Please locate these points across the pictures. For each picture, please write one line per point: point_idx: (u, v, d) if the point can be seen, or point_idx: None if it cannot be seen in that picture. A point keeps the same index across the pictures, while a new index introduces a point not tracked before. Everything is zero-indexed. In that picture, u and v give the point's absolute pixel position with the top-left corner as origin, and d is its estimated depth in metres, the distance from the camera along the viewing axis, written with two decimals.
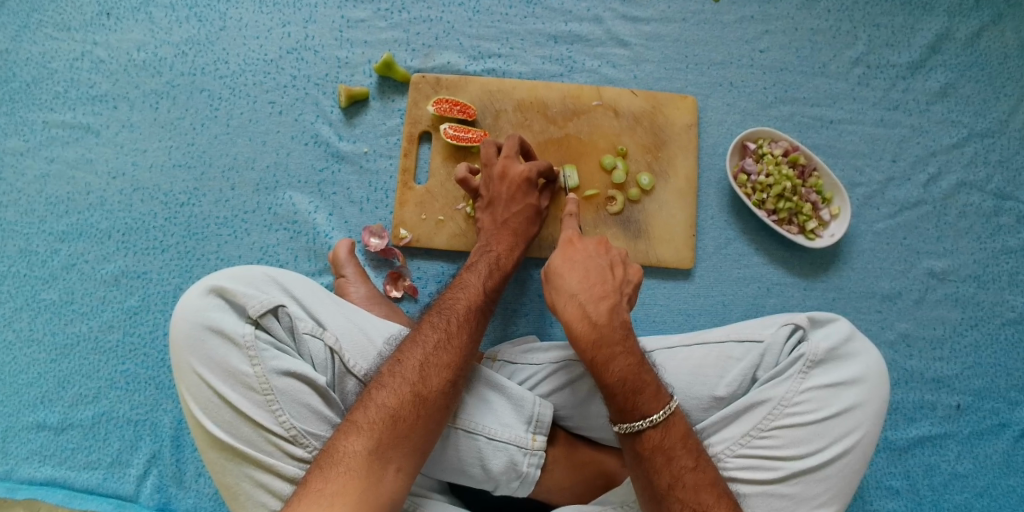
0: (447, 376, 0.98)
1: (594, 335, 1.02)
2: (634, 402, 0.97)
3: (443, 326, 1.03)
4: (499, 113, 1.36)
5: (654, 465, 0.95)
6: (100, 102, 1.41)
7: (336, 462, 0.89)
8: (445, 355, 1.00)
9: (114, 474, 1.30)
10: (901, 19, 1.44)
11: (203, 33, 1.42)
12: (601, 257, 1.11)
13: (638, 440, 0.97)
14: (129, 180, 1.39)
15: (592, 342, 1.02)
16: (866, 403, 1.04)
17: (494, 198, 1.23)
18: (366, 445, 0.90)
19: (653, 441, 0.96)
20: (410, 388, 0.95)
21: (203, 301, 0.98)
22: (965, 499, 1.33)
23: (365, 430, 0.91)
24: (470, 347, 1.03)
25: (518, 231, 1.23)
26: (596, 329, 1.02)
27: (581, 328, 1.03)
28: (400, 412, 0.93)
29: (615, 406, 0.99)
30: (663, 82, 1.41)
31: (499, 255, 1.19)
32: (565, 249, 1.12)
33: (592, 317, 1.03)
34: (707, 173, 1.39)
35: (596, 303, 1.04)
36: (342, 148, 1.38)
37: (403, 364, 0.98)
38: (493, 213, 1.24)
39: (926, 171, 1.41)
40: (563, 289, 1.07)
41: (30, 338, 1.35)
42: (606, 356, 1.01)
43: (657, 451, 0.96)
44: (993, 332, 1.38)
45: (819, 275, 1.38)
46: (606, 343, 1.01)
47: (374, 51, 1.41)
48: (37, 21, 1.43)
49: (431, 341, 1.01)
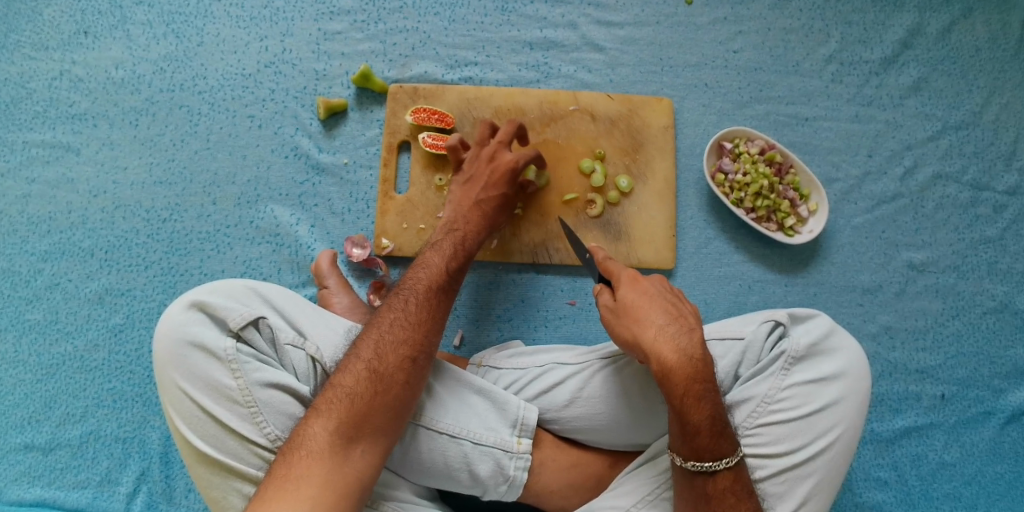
0: (404, 352, 0.99)
1: (690, 370, 0.96)
2: (717, 443, 0.95)
3: (401, 305, 1.04)
4: (477, 121, 1.37)
5: (724, 506, 0.94)
6: (80, 121, 1.42)
7: (297, 445, 0.89)
8: (402, 332, 1.01)
9: (103, 493, 1.30)
10: (872, 16, 1.46)
11: (181, 49, 1.43)
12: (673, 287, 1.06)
13: (711, 481, 0.95)
14: (111, 197, 1.39)
15: (689, 376, 0.96)
16: (848, 398, 1.05)
17: (474, 176, 1.25)
18: (326, 425, 0.91)
19: (724, 483, 0.95)
20: (366, 365, 0.96)
21: (184, 316, 0.98)
22: (953, 488, 1.34)
23: (324, 412, 0.92)
24: (429, 324, 1.03)
25: (487, 214, 1.23)
26: (693, 364, 0.97)
27: (679, 360, 0.96)
28: (357, 389, 0.94)
29: (693, 444, 0.95)
30: (639, 85, 1.42)
31: (465, 236, 1.19)
32: (635, 280, 1.05)
33: (687, 349, 0.97)
34: (685, 173, 1.41)
35: (686, 335, 0.99)
36: (322, 160, 1.39)
37: (360, 345, 0.99)
38: (468, 189, 1.24)
39: (903, 164, 1.42)
40: (647, 322, 1.00)
41: (16, 360, 1.35)
42: (700, 391, 0.95)
43: (727, 492, 0.95)
44: (974, 321, 1.39)
45: (800, 271, 1.39)
46: (700, 377, 0.96)
47: (352, 62, 1.42)
48: (14, 42, 1.43)
49: (387, 320, 1.02)
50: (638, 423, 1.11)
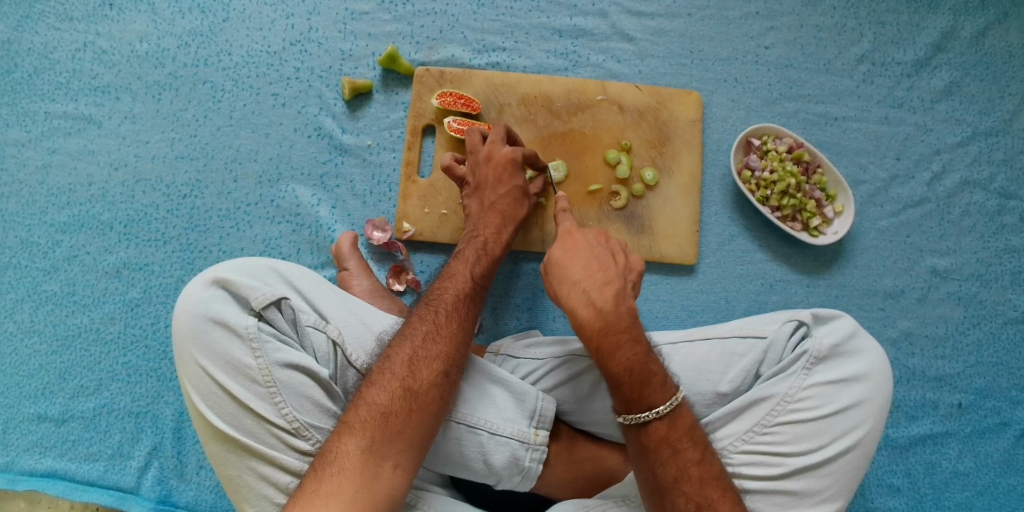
0: (437, 367, 0.98)
1: (600, 323, 1.00)
2: (642, 392, 0.96)
3: (432, 318, 1.03)
4: (503, 106, 1.36)
5: (661, 459, 0.94)
6: (103, 94, 1.41)
7: (330, 462, 0.89)
8: (435, 347, 1.00)
9: (114, 466, 1.30)
10: (906, 17, 1.43)
11: (207, 24, 1.42)
12: (602, 244, 1.08)
13: (644, 433, 0.96)
14: (131, 171, 1.39)
15: (598, 327, 1.00)
16: (869, 400, 1.03)
17: (480, 183, 1.22)
18: (360, 444, 0.90)
19: (659, 434, 0.95)
20: (400, 383, 0.95)
21: (205, 293, 0.97)
22: (965, 498, 1.33)
23: (358, 429, 0.91)
24: (460, 336, 1.02)
25: (506, 214, 1.20)
26: (602, 315, 1.00)
27: (587, 314, 1.01)
28: (391, 408, 0.93)
29: (620, 397, 0.97)
30: (667, 78, 1.41)
31: (486, 241, 1.18)
32: (563, 239, 1.09)
33: (598, 303, 1.01)
34: (711, 168, 1.39)
35: (599, 288, 1.02)
36: (345, 141, 1.38)
37: (392, 359, 0.98)
38: (479, 198, 1.22)
39: (931, 169, 1.40)
40: (564, 281, 1.05)
41: (31, 330, 1.35)
42: (613, 343, 0.99)
43: (664, 444, 0.94)
44: (994, 331, 1.38)
45: (822, 273, 1.37)
46: (610, 328, 1.00)
47: (379, 44, 1.41)
48: (39, 12, 1.42)
49: (419, 334, 1.01)
50: None
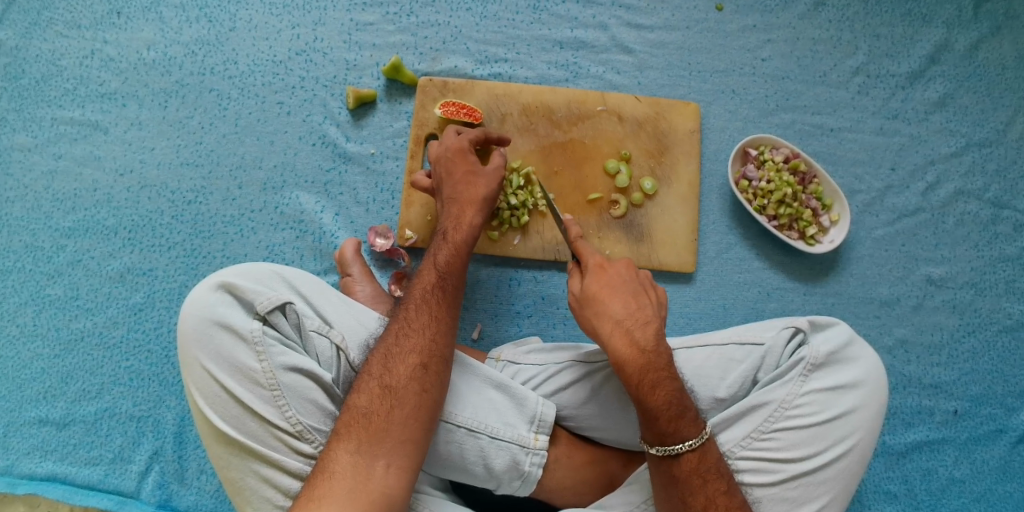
0: (411, 361, 0.99)
1: (642, 360, 0.99)
2: (676, 427, 0.96)
3: (403, 316, 1.04)
4: (505, 116, 1.38)
5: (691, 487, 0.96)
6: (109, 100, 1.43)
7: (322, 467, 0.91)
8: (407, 342, 1.01)
9: (116, 470, 1.31)
10: (901, 30, 1.46)
11: (213, 33, 1.44)
12: (635, 280, 1.07)
13: (675, 463, 0.97)
14: (137, 177, 1.40)
15: (643, 366, 0.99)
16: (865, 407, 1.05)
17: (443, 181, 1.21)
18: (348, 447, 0.92)
19: (691, 464, 0.96)
20: (378, 383, 0.97)
21: (211, 297, 0.99)
22: (961, 504, 1.34)
23: (344, 434, 0.93)
24: (431, 325, 1.02)
25: (469, 202, 1.18)
26: (645, 354, 0.99)
27: (630, 353, 0.99)
28: (372, 408, 0.95)
29: (654, 430, 0.97)
30: (667, 89, 1.43)
31: (450, 229, 1.16)
32: (597, 274, 1.07)
33: (640, 342, 1.00)
34: (709, 178, 1.41)
35: (641, 327, 1.02)
36: (349, 149, 1.40)
37: (370, 362, 1.00)
38: (443, 195, 1.20)
39: (925, 179, 1.43)
40: (603, 317, 1.03)
41: (35, 333, 1.36)
42: (653, 380, 0.98)
43: (694, 474, 0.96)
44: (989, 339, 1.39)
45: (819, 280, 1.39)
46: (653, 367, 0.99)
47: (382, 54, 1.43)
48: (47, 19, 1.45)
49: (392, 333, 1.02)
50: None
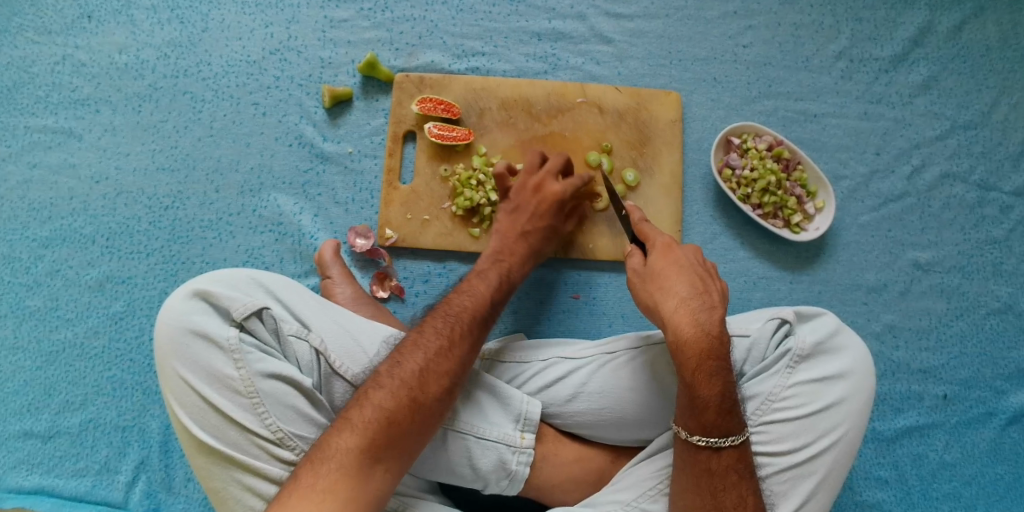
0: (445, 384, 0.97)
1: (704, 345, 0.96)
2: (727, 422, 0.95)
3: (446, 333, 1.02)
4: (483, 111, 1.36)
5: (725, 482, 0.95)
6: (83, 106, 1.40)
7: (327, 458, 0.87)
8: (448, 364, 0.99)
9: (102, 481, 1.30)
10: (883, 13, 1.45)
11: (185, 35, 1.42)
12: (700, 265, 1.05)
13: (714, 457, 0.95)
14: (112, 184, 1.38)
15: (702, 350, 0.96)
16: (852, 397, 1.04)
17: (520, 205, 1.24)
18: (360, 445, 0.88)
19: (728, 460, 0.96)
20: (408, 392, 0.94)
21: (186, 305, 0.98)
22: (953, 488, 1.34)
23: (359, 430, 0.89)
24: (468, 356, 1.02)
25: (534, 248, 1.23)
26: (709, 338, 0.97)
27: (693, 333, 0.97)
28: (395, 414, 0.92)
29: (700, 420, 0.95)
30: (647, 78, 1.41)
31: (509, 268, 1.18)
32: (663, 252, 1.06)
33: (706, 325, 0.97)
34: (692, 168, 1.40)
35: (707, 311, 0.99)
36: (326, 149, 1.38)
37: (402, 367, 0.96)
38: (513, 220, 1.23)
39: (910, 163, 1.41)
40: (669, 294, 1.01)
41: (16, 346, 1.34)
42: (712, 368, 0.95)
43: (730, 470, 0.96)
44: (978, 322, 1.39)
45: (805, 268, 1.38)
46: (712, 354, 0.96)
47: (358, 51, 1.41)
48: (16, 26, 1.42)
49: (433, 347, 1.00)
50: (642, 418, 1.09)
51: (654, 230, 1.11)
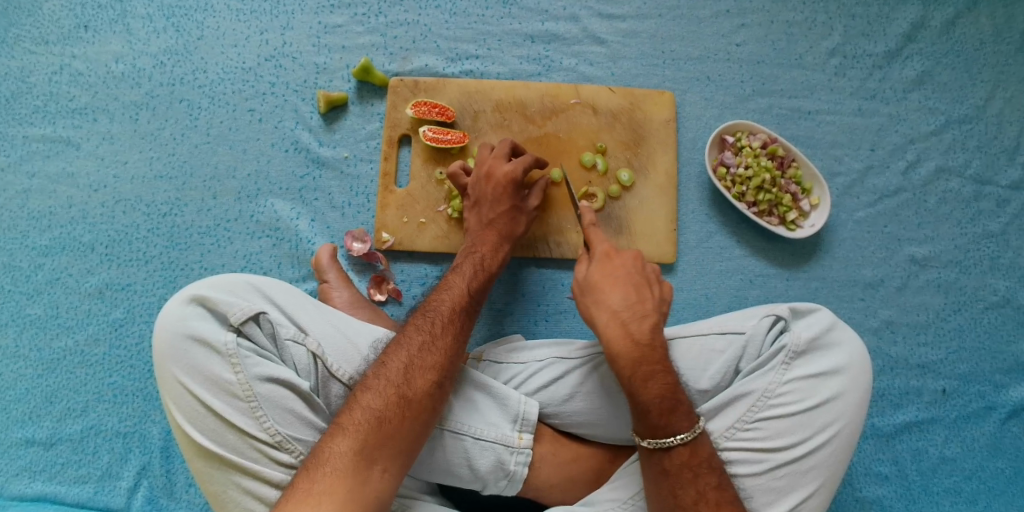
0: (433, 377, 0.98)
1: (636, 354, 1.00)
2: (669, 420, 0.96)
3: (428, 328, 1.03)
4: (478, 114, 1.37)
5: (681, 480, 0.95)
6: (80, 115, 1.41)
7: (322, 462, 0.89)
8: (431, 357, 1.00)
9: (105, 487, 1.30)
10: (876, 9, 1.45)
11: (181, 42, 1.43)
12: (639, 272, 1.08)
13: (666, 457, 0.96)
14: (110, 192, 1.39)
15: (634, 359, 1.00)
16: (849, 392, 1.04)
17: (480, 198, 1.24)
18: (352, 447, 0.90)
19: (682, 458, 0.96)
20: (395, 390, 0.95)
21: (183, 311, 0.98)
22: (953, 483, 1.33)
23: (350, 433, 0.91)
24: (456, 348, 1.03)
25: (504, 232, 1.22)
26: (639, 347, 1.01)
27: (624, 345, 1.01)
28: (385, 413, 0.93)
29: (647, 423, 0.97)
30: (640, 78, 1.42)
31: (484, 256, 1.19)
32: (602, 264, 1.09)
33: (636, 335, 1.02)
34: (686, 167, 1.40)
35: (637, 320, 1.03)
36: (322, 153, 1.39)
37: (387, 366, 0.98)
38: (478, 213, 1.24)
39: (905, 158, 1.42)
40: (603, 307, 1.05)
41: (17, 354, 1.35)
42: (646, 373, 0.99)
43: (685, 468, 0.96)
44: (976, 316, 1.39)
45: (801, 265, 1.38)
46: (646, 360, 1.00)
47: (352, 56, 1.42)
48: (14, 36, 1.43)
49: (416, 343, 1.01)
50: None
51: (600, 234, 1.14)
